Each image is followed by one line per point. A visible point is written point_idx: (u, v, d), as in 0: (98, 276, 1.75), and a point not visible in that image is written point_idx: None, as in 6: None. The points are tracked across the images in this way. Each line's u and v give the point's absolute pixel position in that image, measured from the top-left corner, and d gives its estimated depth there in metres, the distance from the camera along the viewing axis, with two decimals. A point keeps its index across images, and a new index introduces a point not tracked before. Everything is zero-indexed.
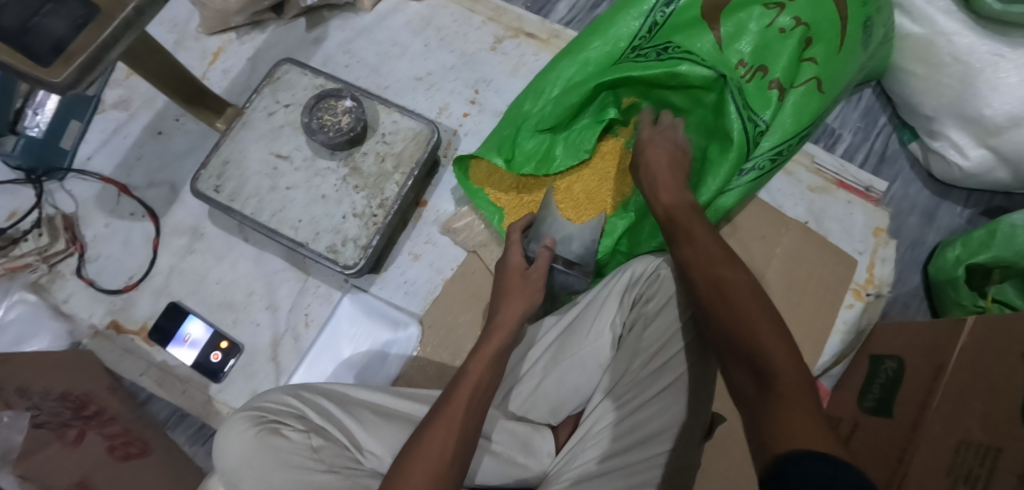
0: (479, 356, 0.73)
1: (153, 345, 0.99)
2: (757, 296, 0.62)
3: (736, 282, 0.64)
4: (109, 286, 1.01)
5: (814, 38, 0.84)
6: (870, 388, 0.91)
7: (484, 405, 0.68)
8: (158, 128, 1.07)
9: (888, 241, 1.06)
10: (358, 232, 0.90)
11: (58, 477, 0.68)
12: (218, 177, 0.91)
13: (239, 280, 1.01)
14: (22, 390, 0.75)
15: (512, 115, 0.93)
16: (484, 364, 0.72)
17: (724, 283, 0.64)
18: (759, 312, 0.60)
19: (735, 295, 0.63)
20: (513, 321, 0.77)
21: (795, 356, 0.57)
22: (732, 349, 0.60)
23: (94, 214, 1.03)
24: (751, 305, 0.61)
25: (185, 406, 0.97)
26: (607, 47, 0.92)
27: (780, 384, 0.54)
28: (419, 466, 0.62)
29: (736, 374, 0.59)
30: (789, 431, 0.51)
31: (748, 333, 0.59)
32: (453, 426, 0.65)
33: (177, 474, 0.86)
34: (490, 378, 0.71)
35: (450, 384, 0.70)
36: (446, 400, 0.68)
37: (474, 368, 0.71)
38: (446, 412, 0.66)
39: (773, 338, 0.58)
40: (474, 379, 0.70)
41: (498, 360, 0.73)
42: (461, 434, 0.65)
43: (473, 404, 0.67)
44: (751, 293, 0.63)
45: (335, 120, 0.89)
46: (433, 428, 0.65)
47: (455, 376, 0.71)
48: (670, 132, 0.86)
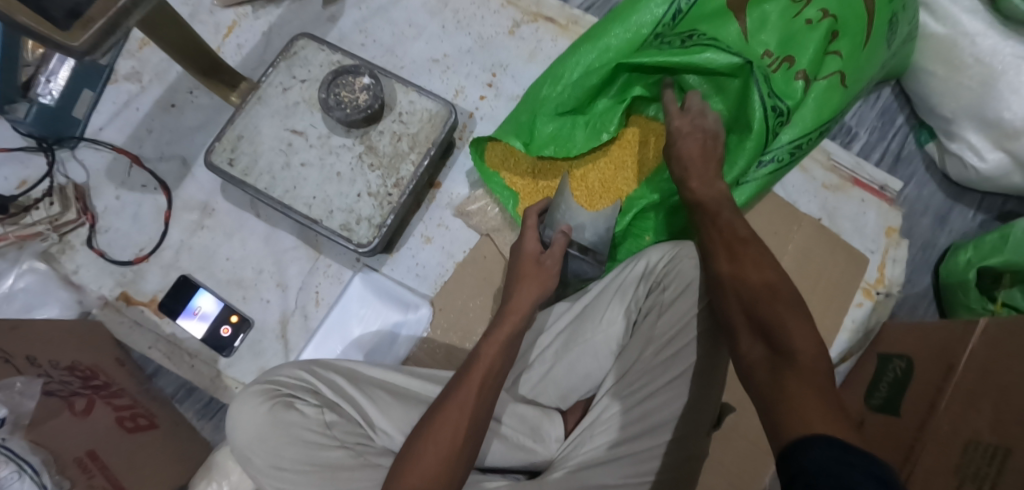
0: (491, 339, 0.73)
1: (163, 318, 0.99)
2: (782, 288, 0.63)
3: (761, 273, 0.65)
4: (119, 257, 1.01)
5: (840, 32, 0.84)
6: (877, 386, 0.91)
7: (496, 389, 0.68)
8: (170, 101, 1.06)
9: (900, 242, 1.06)
10: (372, 211, 0.90)
11: (68, 446, 0.69)
12: (232, 151, 0.90)
13: (249, 257, 1.01)
14: (32, 359, 0.75)
15: (528, 101, 0.92)
16: (496, 347, 0.71)
17: (748, 274, 0.65)
18: (783, 305, 0.61)
19: (760, 287, 0.63)
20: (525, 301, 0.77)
21: (814, 348, 0.57)
22: (755, 333, 0.61)
23: (105, 185, 1.03)
24: (775, 299, 0.62)
25: (193, 380, 0.97)
26: (630, 33, 0.91)
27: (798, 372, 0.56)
28: (426, 444, 0.63)
29: (753, 356, 0.60)
30: (803, 412, 0.52)
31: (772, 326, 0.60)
32: (469, 410, 0.65)
33: (184, 449, 0.86)
34: (500, 362, 0.70)
35: (462, 370, 0.70)
36: (459, 384, 0.68)
37: (488, 351, 0.71)
38: (456, 398, 0.66)
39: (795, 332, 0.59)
40: (486, 364, 0.69)
41: (511, 343, 0.73)
42: (474, 416, 0.65)
43: (484, 388, 0.67)
44: (776, 287, 0.63)
45: (352, 98, 0.88)
46: (444, 410, 0.65)
47: (468, 359, 0.71)
48: (701, 118, 0.83)
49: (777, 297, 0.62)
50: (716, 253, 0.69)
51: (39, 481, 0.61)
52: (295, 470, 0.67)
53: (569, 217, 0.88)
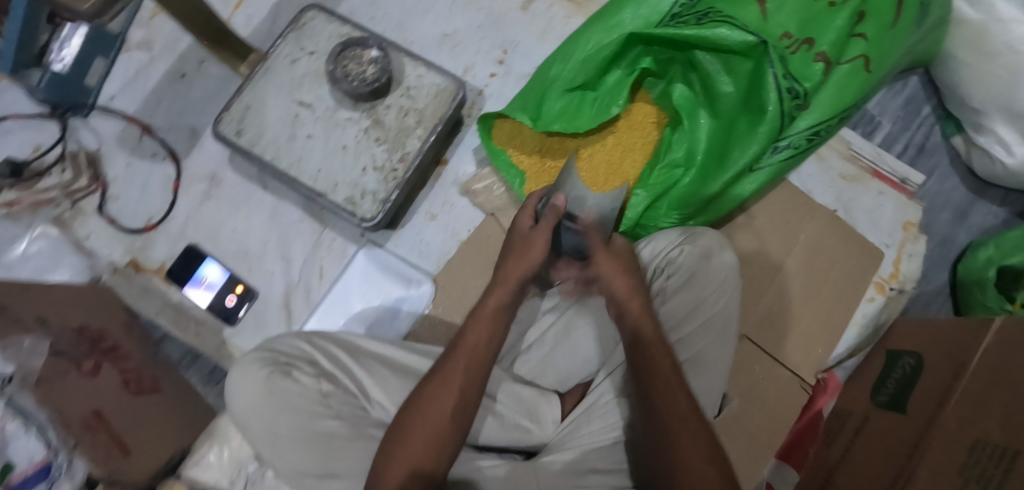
0: (479, 320, 0.69)
1: (170, 286, 1.00)
2: (681, 401, 0.63)
3: (663, 383, 0.64)
4: (129, 226, 1.02)
5: (866, 14, 0.80)
6: (883, 382, 0.89)
7: (488, 360, 0.67)
8: (180, 71, 1.06)
9: (918, 237, 1.03)
10: (376, 186, 0.89)
11: (74, 406, 0.70)
12: (240, 122, 0.90)
13: (256, 229, 1.01)
14: (43, 319, 0.76)
15: (540, 77, 0.90)
16: (491, 316, 0.70)
17: (650, 399, 0.64)
18: (684, 434, 0.61)
19: (665, 411, 0.63)
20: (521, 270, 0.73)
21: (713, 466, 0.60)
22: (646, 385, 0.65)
23: (117, 153, 1.04)
24: (672, 430, 0.62)
25: (198, 347, 0.98)
26: (644, 12, 0.87)
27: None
28: (395, 463, 0.61)
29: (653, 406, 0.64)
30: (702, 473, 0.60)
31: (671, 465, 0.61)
32: (426, 431, 0.63)
33: (186, 414, 0.88)
34: (496, 327, 0.69)
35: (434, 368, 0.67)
36: (441, 370, 0.66)
37: (482, 324, 0.69)
38: (431, 391, 0.65)
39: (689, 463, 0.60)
40: (480, 335, 0.68)
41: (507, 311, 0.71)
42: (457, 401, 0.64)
43: (473, 364, 0.66)
44: (684, 412, 0.62)
45: (359, 70, 0.88)
46: (433, 384, 0.65)
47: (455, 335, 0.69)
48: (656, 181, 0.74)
49: (684, 423, 0.62)
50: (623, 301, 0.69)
51: (43, 438, 0.66)
52: (290, 437, 0.68)
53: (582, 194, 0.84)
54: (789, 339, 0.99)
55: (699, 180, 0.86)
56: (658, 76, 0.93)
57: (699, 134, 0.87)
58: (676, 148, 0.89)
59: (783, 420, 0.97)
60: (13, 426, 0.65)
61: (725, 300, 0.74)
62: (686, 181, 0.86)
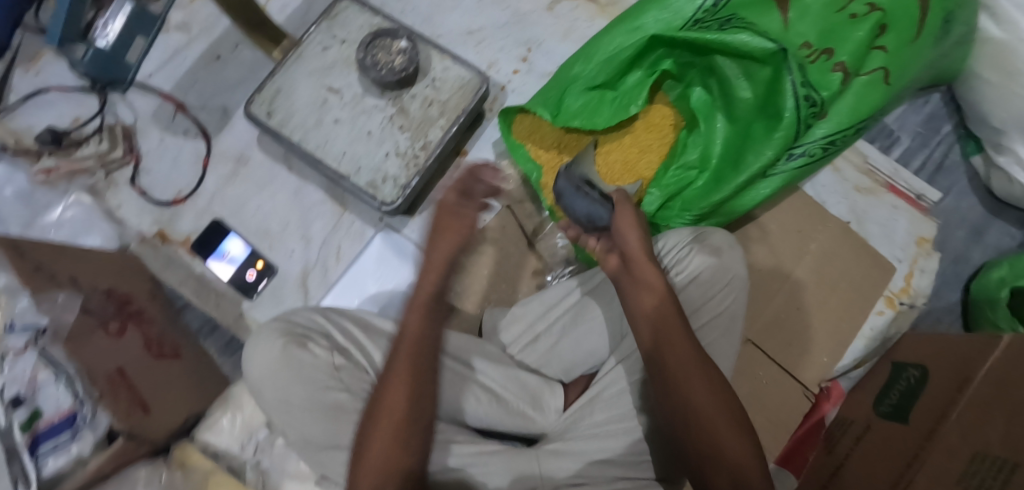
0: (406, 336, 0.66)
1: (194, 257, 1.04)
2: (701, 373, 0.63)
3: (681, 361, 0.63)
4: (159, 198, 1.06)
5: (888, 27, 0.80)
6: (887, 393, 0.89)
7: (427, 369, 0.66)
8: (216, 53, 1.10)
9: (931, 253, 1.03)
10: (398, 172, 0.92)
11: (101, 364, 0.74)
12: (270, 104, 0.93)
13: (279, 207, 1.05)
14: (75, 280, 0.80)
15: (560, 77, 0.91)
16: (418, 329, 0.67)
17: (669, 377, 0.63)
18: (710, 407, 0.62)
19: (688, 387, 0.63)
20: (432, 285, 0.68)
21: (739, 433, 0.62)
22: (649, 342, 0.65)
23: (151, 128, 1.08)
24: (697, 405, 0.62)
25: (217, 317, 1.02)
26: (665, 16, 0.86)
27: (737, 466, 0.61)
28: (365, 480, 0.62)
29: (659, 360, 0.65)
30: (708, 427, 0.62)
31: (696, 437, 0.62)
32: (385, 441, 0.63)
33: (203, 380, 0.91)
34: (425, 337, 0.66)
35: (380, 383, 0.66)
36: (385, 390, 0.65)
37: (409, 335, 0.66)
38: (382, 403, 0.64)
39: (718, 434, 0.62)
40: (413, 350, 0.66)
41: (438, 320, 0.68)
42: (405, 409, 0.64)
43: (414, 375, 0.65)
44: (707, 386, 0.63)
45: (388, 60, 0.91)
46: (390, 385, 0.65)
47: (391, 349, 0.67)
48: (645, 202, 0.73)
49: (707, 396, 0.63)
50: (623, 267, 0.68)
51: (71, 388, 0.73)
52: (302, 407, 0.71)
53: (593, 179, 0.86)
54: (793, 347, 1.00)
55: (711, 183, 0.88)
56: (677, 79, 0.95)
57: (715, 136, 0.90)
58: (692, 149, 0.92)
59: (784, 424, 0.98)
60: (44, 376, 0.73)
61: (732, 299, 0.76)
62: (699, 183, 0.89)
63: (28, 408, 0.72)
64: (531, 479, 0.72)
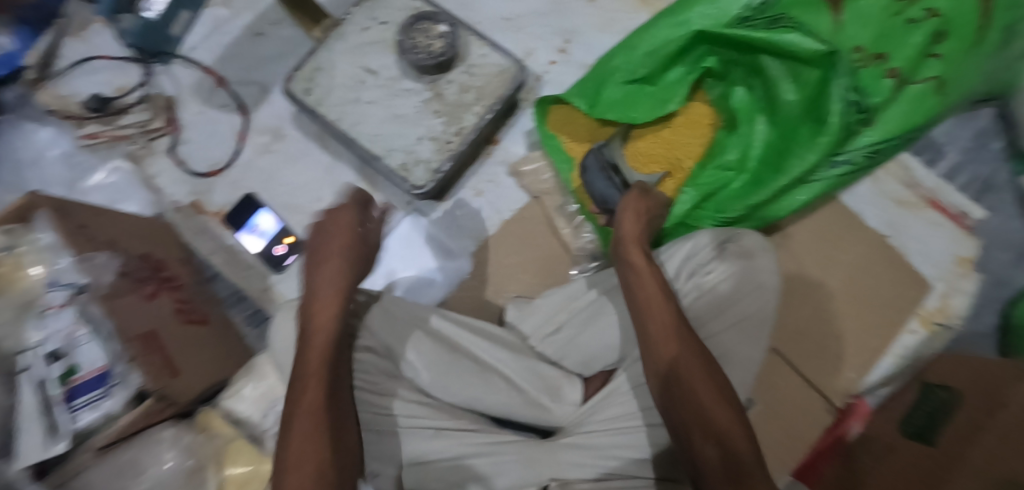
0: (308, 371, 0.67)
1: (226, 229, 1.06)
2: (693, 349, 0.65)
3: (668, 333, 0.66)
4: (195, 169, 1.08)
5: (946, 34, 0.80)
6: (913, 414, 0.86)
7: (336, 390, 0.67)
8: (257, 29, 1.11)
9: (971, 274, 1.00)
10: (430, 155, 0.92)
11: (135, 323, 0.76)
12: (309, 81, 0.94)
13: (310, 185, 1.06)
14: (113, 243, 0.82)
15: (600, 68, 0.91)
16: (320, 357, 0.68)
17: (652, 346, 0.67)
18: (695, 374, 0.63)
19: (671, 355, 0.65)
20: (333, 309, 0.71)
21: (725, 403, 0.62)
22: (643, 324, 0.68)
23: (191, 100, 1.10)
24: (681, 372, 0.64)
25: (245, 288, 1.04)
26: (712, 12, 0.87)
27: (723, 433, 0.60)
28: None
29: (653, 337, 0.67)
30: (702, 410, 0.62)
31: (684, 408, 0.62)
32: (315, 462, 0.61)
33: (228, 349, 0.93)
34: (331, 360, 0.68)
35: (290, 416, 0.65)
36: (293, 421, 0.65)
37: (311, 365, 0.67)
38: (299, 427, 0.64)
39: (705, 401, 0.62)
40: (314, 379, 0.66)
41: (340, 346, 0.70)
42: (329, 431, 0.64)
43: (326, 402, 0.65)
44: (690, 356, 0.65)
45: (427, 43, 0.91)
46: (297, 417, 0.65)
47: (293, 383, 0.67)
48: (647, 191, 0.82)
49: (690, 365, 0.64)
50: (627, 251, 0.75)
51: (106, 346, 0.75)
52: None
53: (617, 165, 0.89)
54: (817, 359, 0.98)
55: (749, 186, 0.87)
56: (719, 77, 0.91)
57: (755, 138, 0.87)
58: (731, 149, 0.89)
59: (802, 437, 0.96)
60: (83, 332, 0.76)
61: (760, 302, 0.74)
62: (736, 184, 0.87)
63: (65, 363, 0.75)
64: (543, 472, 0.72)
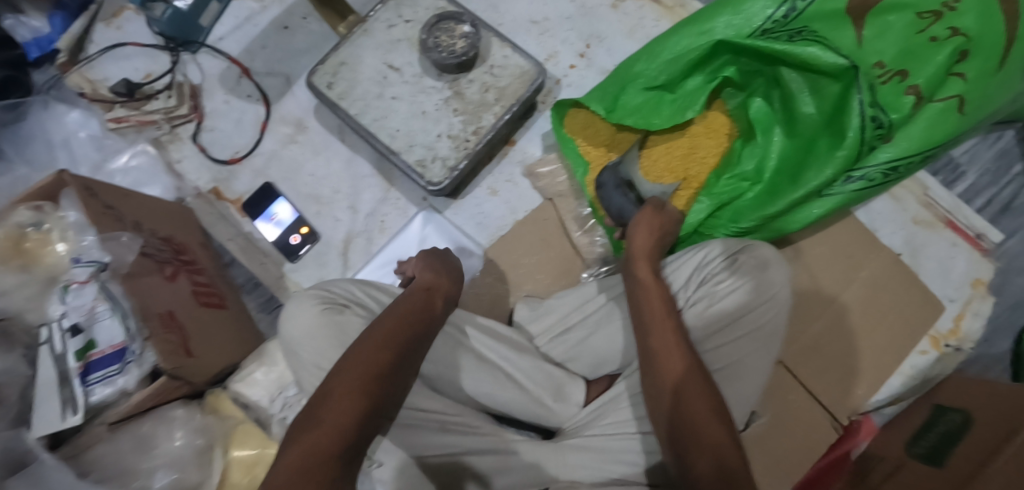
0: (371, 343, 0.67)
1: (244, 217, 1.08)
2: (690, 365, 0.65)
3: (667, 346, 0.66)
4: (218, 156, 1.10)
5: (971, 52, 0.77)
6: (923, 435, 0.84)
7: (389, 379, 0.66)
8: (284, 23, 1.13)
9: (986, 296, 0.99)
10: (448, 153, 0.94)
11: (156, 302, 0.79)
12: (332, 75, 0.95)
13: (329, 176, 1.08)
14: (138, 225, 0.84)
15: (620, 72, 0.91)
16: (393, 346, 0.67)
17: (651, 358, 0.67)
18: (687, 390, 0.63)
19: (666, 369, 0.65)
20: (420, 315, 0.72)
21: (719, 419, 0.62)
22: (645, 336, 0.68)
23: (217, 89, 1.12)
24: (675, 389, 0.64)
25: (260, 276, 1.05)
26: (736, 22, 0.86)
27: (716, 449, 0.59)
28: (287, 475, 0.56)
29: (654, 348, 0.67)
30: (695, 424, 0.61)
31: (676, 422, 0.63)
32: (325, 440, 0.59)
33: (243, 332, 0.95)
34: (402, 348, 0.68)
35: (326, 386, 0.64)
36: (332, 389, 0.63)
37: (379, 351, 0.66)
38: (335, 398, 0.62)
39: (696, 418, 0.62)
40: (372, 360, 0.65)
41: (413, 345, 0.69)
42: (361, 416, 0.62)
43: (371, 388, 0.64)
44: (687, 372, 0.64)
45: (450, 43, 0.91)
46: (336, 387, 0.63)
47: (344, 356, 0.66)
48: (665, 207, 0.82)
49: (686, 380, 0.64)
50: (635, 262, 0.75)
51: (125, 323, 0.75)
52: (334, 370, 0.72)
53: (632, 181, 0.89)
54: (828, 374, 0.97)
55: (764, 196, 0.87)
56: (738, 87, 0.92)
57: (772, 149, 0.88)
58: (747, 160, 0.90)
59: (807, 451, 0.95)
60: (102, 308, 0.75)
61: (773, 314, 0.74)
62: (750, 195, 0.88)
63: (84, 338, 0.75)
64: (546, 471, 0.73)
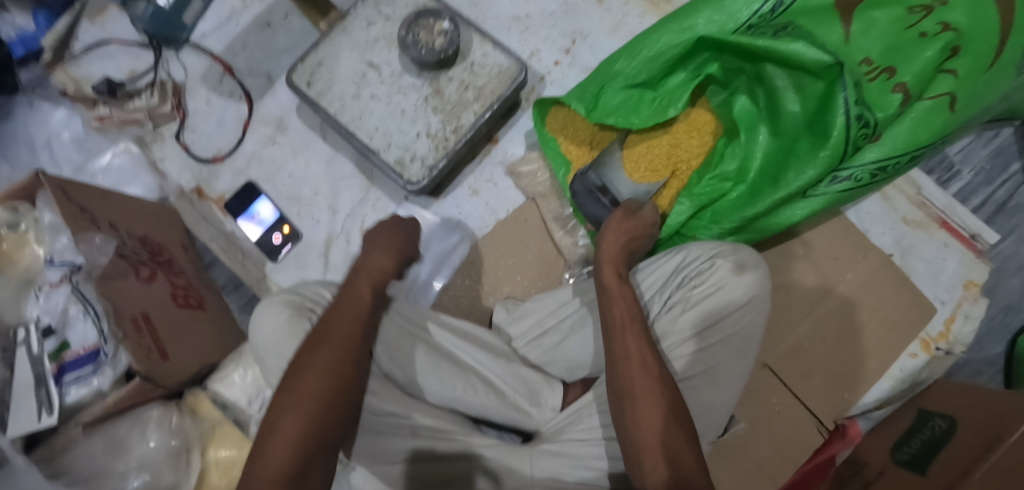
0: (327, 331, 0.68)
1: (226, 216, 1.07)
2: (655, 375, 0.63)
3: (632, 353, 0.65)
4: (200, 155, 1.10)
5: (961, 49, 0.75)
6: (907, 441, 0.82)
7: (345, 381, 0.66)
8: (266, 20, 1.12)
9: (979, 299, 0.97)
10: (427, 152, 0.92)
11: (129, 304, 0.77)
12: (311, 74, 0.94)
13: (310, 176, 1.07)
14: (113, 226, 0.83)
15: (601, 71, 0.89)
16: (341, 353, 0.67)
17: (616, 363, 0.65)
18: (648, 397, 0.62)
19: (627, 374, 0.64)
20: (363, 315, 0.71)
21: (680, 427, 0.61)
22: (609, 344, 0.67)
23: (199, 88, 1.11)
24: (639, 394, 0.63)
25: (242, 276, 1.05)
26: (719, 18, 0.84)
27: (673, 455, 0.59)
28: (265, 472, 0.59)
29: (619, 355, 0.65)
30: (655, 433, 0.61)
31: (632, 429, 0.62)
32: (283, 456, 0.60)
33: (223, 332, 0.94)
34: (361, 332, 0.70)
35: (279, 404, 0.64)
36: (295, 377, 0.65)
37: (329, 361, 0.66)
38: (295, 397, 0.64)
39: (653, 427, 0.61)
40: (322, 372, 0.65)
41: (361, 349, 0.69)
42: (324, 405, 0.64)
43: (329, 399, 0.64)
44: (648, 378, 0.63)
45: (428, 40, 0.90)
46: (301, 376, 0.65)
47: (293, 370, 0.66)
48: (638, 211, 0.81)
49: (648, 387, 0.63)
50: (599, 266, 0.73)
51: (98, 325, 0.76)
52: None
53: (607, 185, 0.87)
54: (814, 377, 0.96)
55: (746, 197, 0.85)
56: (721, 84, 0.90)
57: (756, 149, 0.85)
58: (729, 160, 0.88)
59: (789, 457, 0.94)
60: (75, 310, 0.77)
61: (750, 320, 0.73)
62: (733, 196, 0.86)
63: (57, 339, 0.77)
64: (521, 477, 0.71)
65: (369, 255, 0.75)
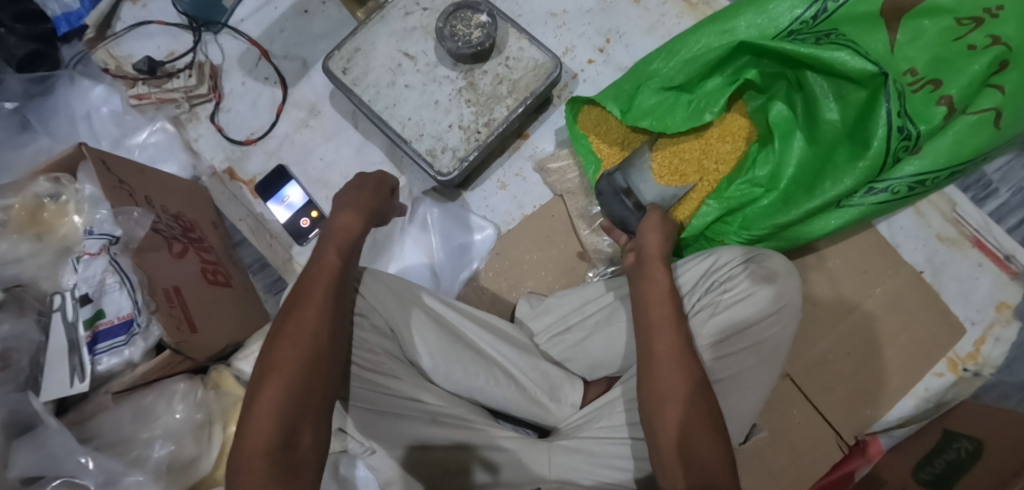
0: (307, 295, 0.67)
1: (256, 197, 1.09)
2: (690, 377, 0.63)
3: (670, 352, 0.64)
4: (233, 137, 1.12)
5: (1011, 63, 0.73)
6: (931, 461, 0.81)
7: (329, 344, 0.65)
8: (304, 7, 1.14)
9: (1011, 321, 0.95)
10: (458, 144, 0.93)
11: (162, 277, 0.79)
12: (347, 61, 0.95)
13: (340, 162, 1.08)
14: (149, 200, 0.85)
15: (638, 71, 0.90)
16: (318, 315, 0.65)
17: (651, 362, 0.64)
18: (680, 400, 0.62)
19: (661, 375, 0.63)
20: (333, 276, 0.69)
21: (713, 434, 0.61)
22: (647, 342, 0.66)
23: (235, 71, 1.13)
24: (676, 397, 0.62)
25: (268, 257, 1.07)
26: (760, 22, 0.84)
27: (703, 462, 0.59)
28: (255, 436, 0.58)
29: (658, 355, 0.64)
30: (685, 437, 0.60)
31: (659, 431, 0.61)
32: (269, 418, 0.59)
33: (248, 310, 0.96)
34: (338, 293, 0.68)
35: (260, 370, 0.63)
36: (279, 340, 0.64)
37: (305, 325, 0.64)
38: (278, 359, 0.62)
39: (679, 428, 0.61)
40: (298, 338, 0.63)
41: (339, 310, 0.67)
42: (308, 367, 0.62)
43: (311, 362, 0.63)
44: (685, 381, 0.62)
45: (466, 32, 0.91)
46: (283, 338, 0.64)
47: (271, 338, 0.65)
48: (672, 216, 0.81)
49: (685, 391, 0.62)
50: (651, 262, 0.72)
51: (133, 296, 0.75)
52: None
53: (631, 188, 0.86)
54: (835, 391, 0.94)
55: (778, 204, 0.85)
56: (759, 90, 0.90)
57: (790, 156, 0.84)
58: (761, 166, 0.88)
59: (805, 469, 0.93)
60: (110, 280, 0.77)
61: (779, 328, 0.72)
62: (764, 202, 0.85)
63: (93, 307, 0.77)
64: (538, 470, 0.72)
65: (335, 217, 0.75)
